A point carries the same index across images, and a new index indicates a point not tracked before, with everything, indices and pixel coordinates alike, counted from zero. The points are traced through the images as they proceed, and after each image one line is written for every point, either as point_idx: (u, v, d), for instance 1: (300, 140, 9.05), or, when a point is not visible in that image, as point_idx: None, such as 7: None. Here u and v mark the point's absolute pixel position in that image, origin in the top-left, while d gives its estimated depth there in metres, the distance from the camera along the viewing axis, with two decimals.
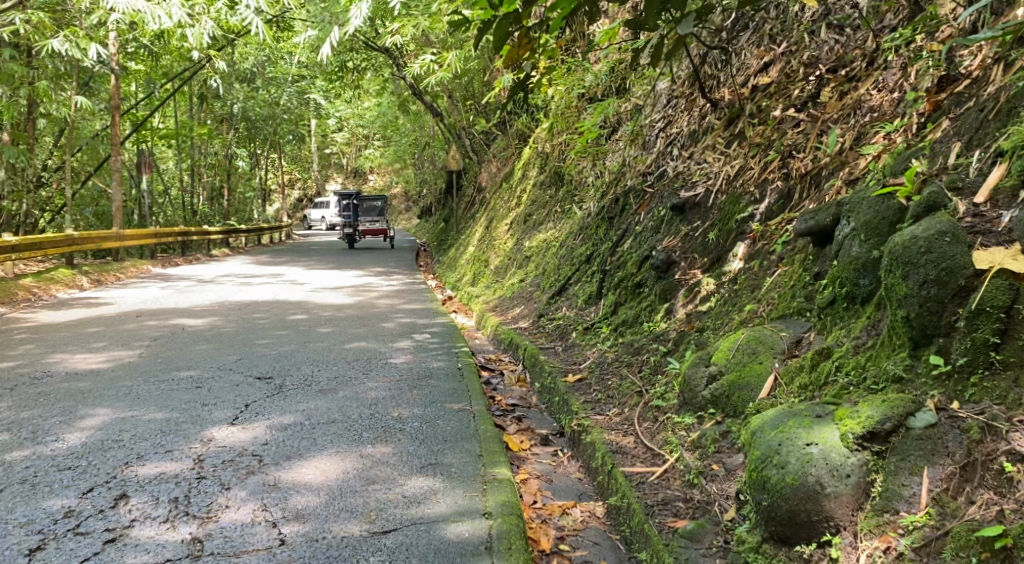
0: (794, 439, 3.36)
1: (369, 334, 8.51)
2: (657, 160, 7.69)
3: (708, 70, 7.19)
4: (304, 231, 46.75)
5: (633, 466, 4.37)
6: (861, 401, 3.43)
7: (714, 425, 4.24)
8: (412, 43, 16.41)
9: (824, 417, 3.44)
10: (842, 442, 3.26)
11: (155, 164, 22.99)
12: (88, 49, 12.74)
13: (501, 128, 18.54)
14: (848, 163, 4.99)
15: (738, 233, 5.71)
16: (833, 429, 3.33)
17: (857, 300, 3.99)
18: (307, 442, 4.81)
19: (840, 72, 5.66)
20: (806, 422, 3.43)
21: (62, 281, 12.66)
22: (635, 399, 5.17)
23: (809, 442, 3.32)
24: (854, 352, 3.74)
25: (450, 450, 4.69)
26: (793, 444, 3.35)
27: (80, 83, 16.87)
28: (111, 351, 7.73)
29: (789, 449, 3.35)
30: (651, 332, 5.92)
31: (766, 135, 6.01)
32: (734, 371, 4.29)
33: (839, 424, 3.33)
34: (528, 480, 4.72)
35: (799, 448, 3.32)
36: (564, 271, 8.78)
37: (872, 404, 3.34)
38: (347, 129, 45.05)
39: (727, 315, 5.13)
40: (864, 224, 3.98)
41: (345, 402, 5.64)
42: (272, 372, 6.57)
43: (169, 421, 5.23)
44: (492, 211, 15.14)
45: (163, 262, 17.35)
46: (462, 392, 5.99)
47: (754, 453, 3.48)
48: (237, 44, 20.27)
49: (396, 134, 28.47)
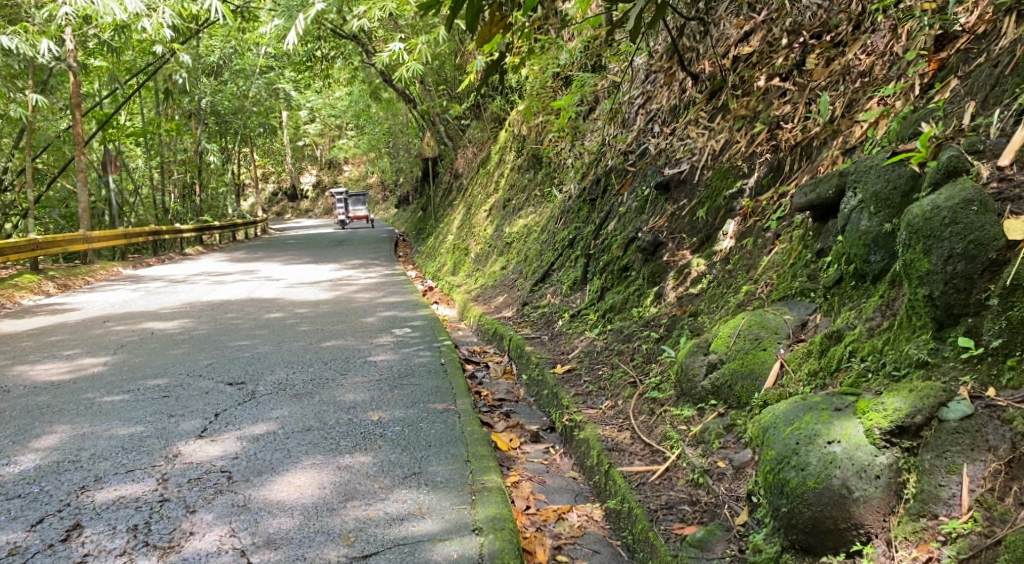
0: (812, 436, 3.11)
1: (347, 331, 8.16)
2: (638, 137, 7.37)
3: (687, 44, 6.86)
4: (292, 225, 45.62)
5: (633, 465, 4.07)
6: (883, 391, 3.17)
7: (716, 418, 3.95)
8: (380, 29, 15.99)
9: (843, 409, 3.18)
10: (867, 437, 3.03)
11: (123, 163, 22.43)
12: (40, 46, 12.26)
13: (476, 112, 18.16)
14: (842, 132, 4.70)
15: (728, 210, 5.42)
16: (855, 424, 3.08)
17: (867, 278, 3.71)
18: (280, 454, 4.49)
19: (825, 37, 5.33)
20: (823, 416, 3.17)
21: (27, 287, 12.19)
22: (629, 391, 4.85)
23: (830, 440, 3.07)
24: (869, 335, 3.47)
25: (435, 456, 4.38)
26: (813, 443, 3.10)
27: (38, 82, 16.37)
28: (75, 360, 7.34)
29: (808, 448, 3.10)
30: (641, 317, 5.62)
31: (751, 107, 5.71)
32: (736, 359, 4.00)
33: (862, 417, 3.09)
34: (519, 482, 4.41)
35: (819, 447, 3.08)
36: (547, 257, 8.45)
37: (897, 394, 3.09)
38: (320, 120, 44.46)
39: (723, 296, 4.83)
40: (874, 195, 3.70)
41: (321, 407, 5.30)
42: (244, 377, 6.21)
43: (133, 437, 4.89)
44: (469, 198, 14.81)
45: (134, 263, 16.84)
46: (445, 390, 5.67)
47: (767, 453, 3.22)
48: (201, 36, 19.74)
49: (370, 123, 27.97)
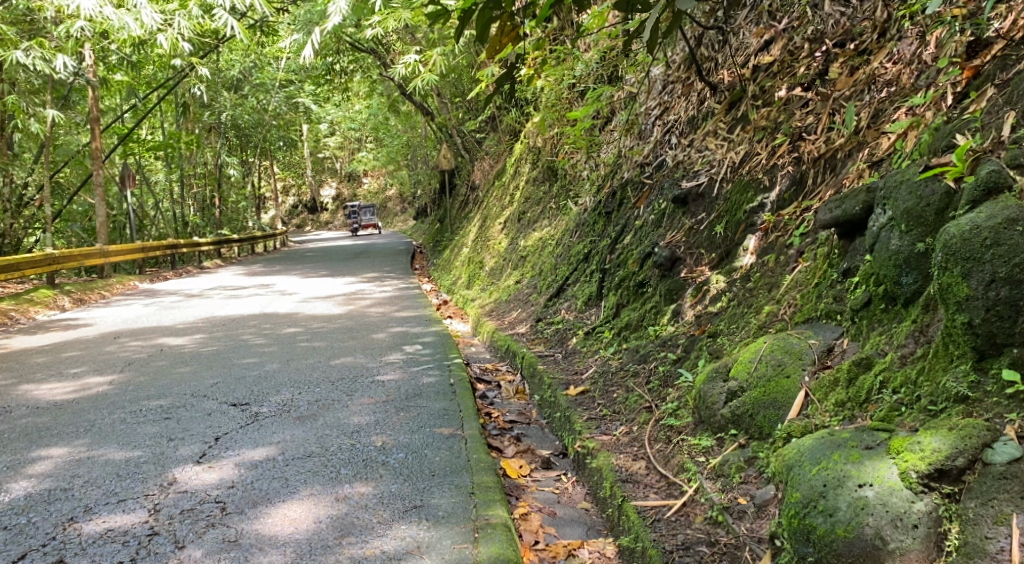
0: (841, 478, 2.93)
1: (357, 348, 7.96)
2: (654, 149, 7.15)
3: (705, 53, 6.63)
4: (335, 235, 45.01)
5: (648, 499, 3.84)
6: (921, 428, 2.96)
7: (736, 449, 3.71)
8: (397, 42, 15.86)
9: (875, 448, 2.98)
10: (902, 481, 2.84)
11: (144, 177, 22.42)
12: (55, 61, 12.13)
13: (492, 125, 18.02)
14: (867, 143, 4.48)
15: (748, 224, 5.19)
16: (889, 465, 2.89)
17: (898, 301, 3.48)
18: (278, 483, 4.30)
19: (849, 45, 5.11)
20: (852, 455, 2.98)
21: (42, 302, 12.06)
22: (644, 417, 4.62)
23: (861, 483, 2.89)
24: (902, 364, 3.24)
25: (438, 487, 4.19)
26: (842, 486, 2.92)
27: (59, 98, 16.37)
28: (81, 379, 7.15)
29: (837, 492, 2.92)
30: (658, 337, 5.39)
31: (772, 118, 5.46)
32: (758, 387, 3.76)
33: (896, 458, 2.89)
34: (529, 514, 4.18)
35: (849, 490, 2.90)
36: (561, 271, 8.24)
37: (936, 433, 2.90)
38: (340, 133, 44.59)
39: (743, 317, 4.60)
40: (904, 212, 3.44)
41: (325, 431, 5.10)
42: (249, 397, 6.01)
43: (129, 462, 4.71)
44: (485, 210, 14.63)
45: (152, 277, 16.74)
46: (453, 413, 5.45)
47: (793, 495, 3.03)
48: (220, 51, 19.74)
49: (387, 137, 27.86)
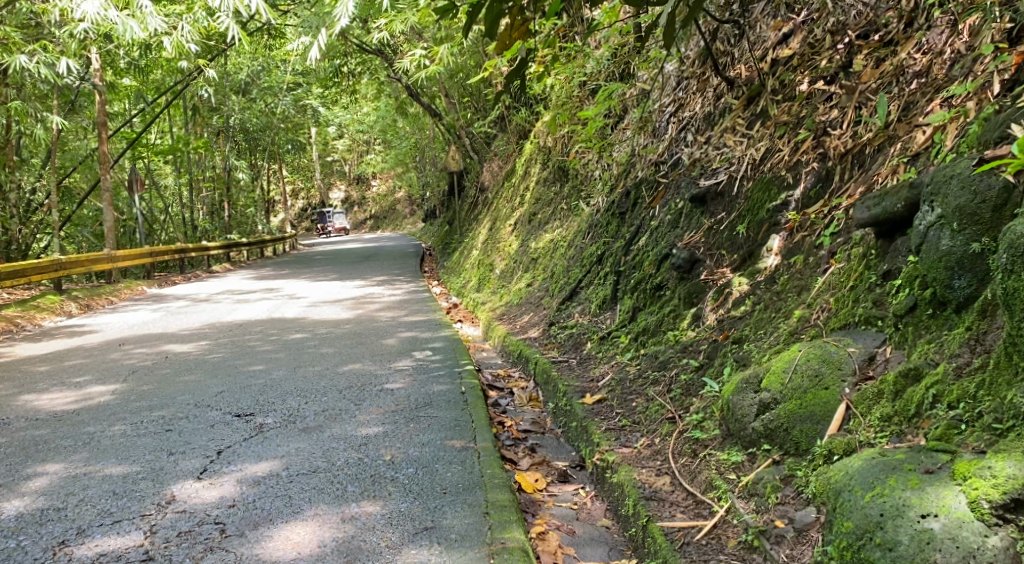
0: (900, 507, 2.73)
1: (364, 354, 7.73)
2: (669, 147, 6.89)
3: (721, 47, 6.33)
4: (343, 238, 44.80)
5: (674, 519, 3.58)
6: (992, 451, 2.76)
7: (771, 466, 3.46)
8: (406, 42, 15.61)
9: (937, 472, 2.79)
10: (973, 512, 2.64)
11: (153, 181, 22.24)
12: (59, 65, 11.86)
13: (500, 125, 17.76)
14: (900, 137, 4.23)
15: (772, 223, 4.93)
16: (956, 493, 2.69)
17: (949, 306, 3.26)
18: (281, 501, 4.06)
19: (874, 36, 4.85)
20: (911, 481, 2.78)
21: (48, 309, 11.84)
22: (668, 428, 4.35)
23: (925, 513, 2.69)
24: (957, 376, 3.04)
25: (450, 506, 3.95)
26: (901, 516, 2.72)
27: (67, 104, 16.18)
28: (83, 388, 6.92)
29: (896, 523, 2.72)
30: (678, 342, 5.13)
31: (794, 112, 5.19)
32: (793, 399, 3.51)
33: (964, 485, 2.70)
34: (547, 533, 3.94)
35: (911, 521, 2.70)
36: (574, 274, 7.98)
37: (1008, 457, 2.70)
38: (348, 136, 44.43)
39: (771, 322, 4.34)
40: (956, 209, 3.21)
41: (331, 444, 4.86)
42: (253, 407, 5.76)
43: (127, 479, 4.47)
44: (494, 211, 14.37)
45: (160, 282, 16.53)
46: (464, 424, 5.19)
47: (845, 524, 2.83)
48: (228, 54, 19.52)
49: (394, 139, 27.64)
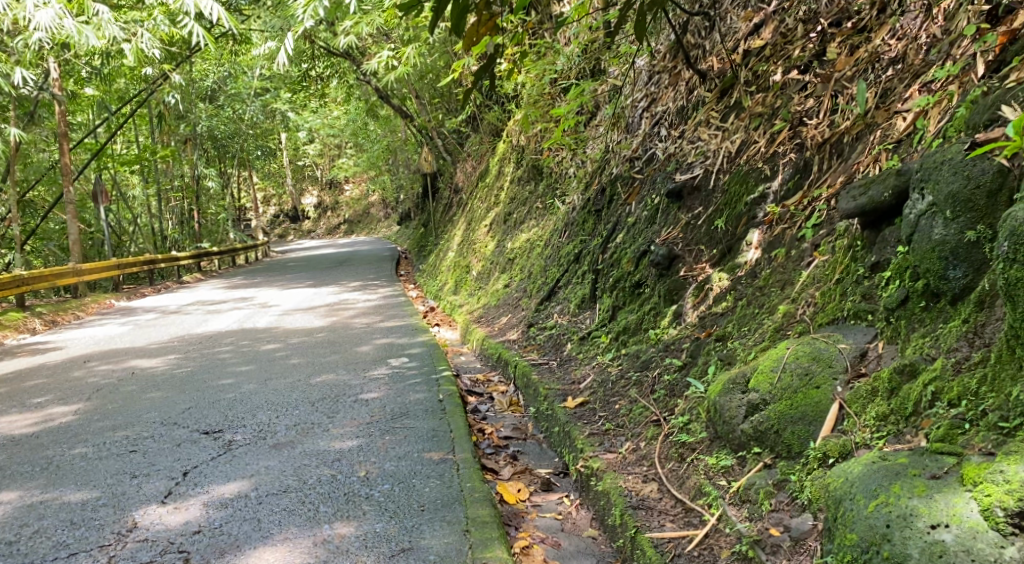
0: (907, 519, 2.64)
1: (339, 363, 7.51)
2: (644, 142, 6.71)
3: (692, 40, 6.18)
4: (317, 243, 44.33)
5: (663, 530, 3.45)
6: (999, 452, 2.66)
7: (763, 470, 3.33)
8: (373, 45, 15.33)
9: (944, 477, 2.69)
10: (987, 521, 2.54)
11: (119, 192, 21.78)
12: (14, 75, 11.47)
13: (472, 125, 17.53)
14: (879, 125, 4.10)
15: (751, 217, 4.78)
16: (966, 500, 2.60)
17: (942, 297, 3.16)
18: (250, 525, 3.86)
19: (846, 24, 4.71)
20: (918, 489, 2.69)
21: (12, 326, 11.48)
22: (653, 432, 4.18)
23: (934, 525, 2.60)
24: (955, 372, 2.93)
25: (429, 525, 3.78)
26: (909, 527, 2.63)
27: (26, 115, 15.72)
28: (45, 409, 6.64)
29: (904, 535, 2.63)
30: (659, 341, 4.97)
31: (768, 103, 5.05)
32: (783, 399, 3.39)
33: (974, 491, 2.60)
34: (533, 548, 3.79)
35: (920, 533, 2.61)
36: (552, 273, 7.80)
37: (1019, 460, 2.60)
38: (318, 141, 43.90)
39: (755, 318, 4.20)
40: (948, 196, 3.13)
41: (303, 460, 4.65)
42: (222, 423, 5.54)
43: (86, 506, 4.23)
44: (469, 213, 14.17)
45: (129, 295, 16.14)
46: (442, 434, 5.01)
47: (850, 537, 2.74)
48: (192, 60, 19.11)
49: (365, 143, 27.32)
